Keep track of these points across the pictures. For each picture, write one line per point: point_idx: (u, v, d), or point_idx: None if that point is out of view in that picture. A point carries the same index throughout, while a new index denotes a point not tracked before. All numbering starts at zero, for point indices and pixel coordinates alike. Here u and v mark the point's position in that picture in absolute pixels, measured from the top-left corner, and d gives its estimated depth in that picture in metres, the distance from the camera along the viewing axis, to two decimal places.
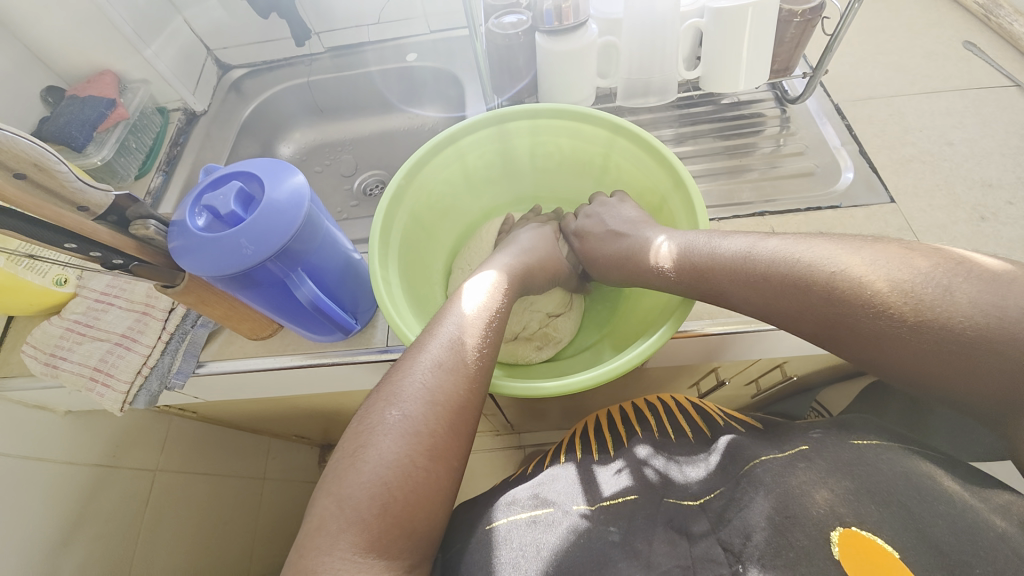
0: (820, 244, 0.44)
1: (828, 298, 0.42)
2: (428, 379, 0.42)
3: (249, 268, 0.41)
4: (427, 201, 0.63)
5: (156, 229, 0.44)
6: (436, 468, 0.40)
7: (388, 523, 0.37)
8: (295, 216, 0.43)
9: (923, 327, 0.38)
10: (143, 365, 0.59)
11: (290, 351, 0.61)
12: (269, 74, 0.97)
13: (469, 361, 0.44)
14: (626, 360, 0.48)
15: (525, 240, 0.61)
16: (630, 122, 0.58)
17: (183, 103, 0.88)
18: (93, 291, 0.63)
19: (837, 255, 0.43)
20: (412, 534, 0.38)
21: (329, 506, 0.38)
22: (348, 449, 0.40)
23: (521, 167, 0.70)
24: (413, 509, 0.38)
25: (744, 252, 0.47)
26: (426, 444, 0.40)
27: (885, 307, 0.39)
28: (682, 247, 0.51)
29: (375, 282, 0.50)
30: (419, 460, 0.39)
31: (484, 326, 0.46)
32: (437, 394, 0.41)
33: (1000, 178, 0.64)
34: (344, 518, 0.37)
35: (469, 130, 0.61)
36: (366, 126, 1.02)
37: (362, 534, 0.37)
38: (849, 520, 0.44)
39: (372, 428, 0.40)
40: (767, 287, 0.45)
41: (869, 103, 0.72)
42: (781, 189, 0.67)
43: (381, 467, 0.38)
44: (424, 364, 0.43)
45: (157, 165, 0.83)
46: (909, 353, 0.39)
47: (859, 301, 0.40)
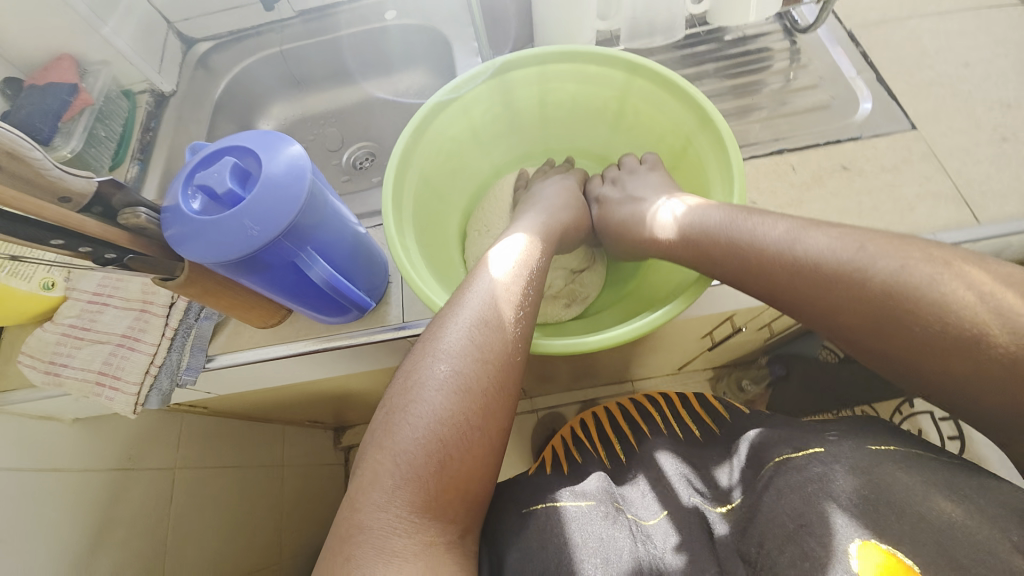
0: (905, 254, 0.39)
1: (869, 307, 0.38)
2: (474, 334, 0.40)
3: (257, 250, 0.38)
4: (437, 160, 0.59)
5: (148, 217, 0.40)
6: (490, 428, 0.38)
7: (443, 481, 0.37)
8: (299, 190, 0.40)
9: (977, 331, 0.35)
10: (150, 364, 0.56)
11: (302, 336, 0.58)
12: (237, 46, 0.89)
13: (514, 319, 0.42)
14: (657, 317, 0.47)
15: (551, 195, 0.58)
16: (648, 58, 0.54)
17: (149, 83, 0.82)
18: (85, 293, 0.59)
19: (898, 264, 0.38)
20: (466, 492, 0.37)
21: (381, 462, 0.37)
22: (396, 405, 0.39)
23: (529, 118, 0.65)
24: (466, 468, 0.37)
25: (784, 240, 0.43)
26: (478, 402, 0.38)
27: (942, 329, 0.36)
28: (703, 218, 0.48)
29: (393, 250, 0.47)
30: (472, 416, 0.38)
31: (525, 284, 0.44)
32: (487, 351, 0.40)
33: (1020, 96, 0.62)
34: (399, 475, 0.36)
35: (476, 79, 0.56)
36: (348, 96, 0.95)
37: (417, 492, 0.36)
38: (873, 533, 0.37)
39: (420, 384, 0.39)
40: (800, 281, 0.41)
41: (882, 27, 0.69)
42: (796, 125, 0.64)
43: (433, 423, 0.37)
44: (469, 320, 0.41)
45: (131, 154, 0.77)
46: (935, 354, 0.36)
47: (909, 322, 0.37)
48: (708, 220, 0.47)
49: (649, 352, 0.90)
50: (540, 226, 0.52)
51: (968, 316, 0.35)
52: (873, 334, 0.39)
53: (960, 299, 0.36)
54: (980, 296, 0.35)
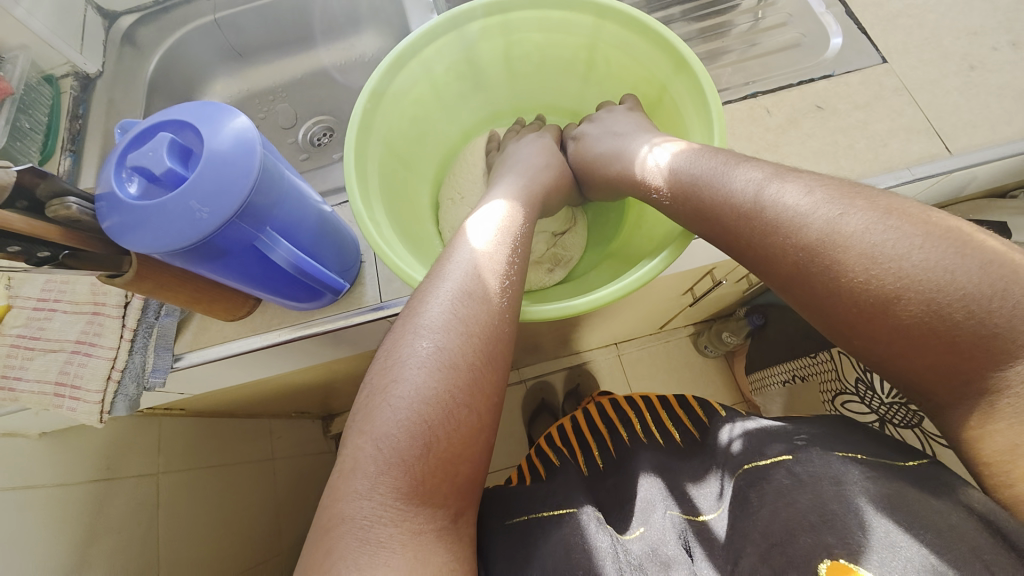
0: (876, 215, 0.36)
1: (819, 266, 0.36)
2: (457, 308, 0.39)
3: (209, 235, 0.35)
4: (400, 125, 0.56)
5: (81, 209, 0.36)
6: (477, 404, 0.37)
7: (431, 462, 0.35)
8: (249, 165, 0.36)
9: (925, 298, 0.33)
10: (112, 370, 0.52)
11: (274, 326, 0.55)
12: (165, 16, 0.81)
13: (498, 291, 0.40)
14: (646, 271, 0.45)
15: (525, 155, 0.56)
16: (615, 0, 0.51)
17: (71, 64, 0.74)
18: (29, 299, 0.54)
19: (863, 226, 0.35)
20: (456, 472, 0.36)
21: (364, 446, 0.35)
22: (378, 387, 0.37)
23: (495, 75, 0.62)
24: (455, 447, 0.36)
25: (745, 187, 0.41)
26: (463, 378, 0.37)
27: (888, 292, 0.34)
28: (681, 167, 0.45)
29: (360, 223, 0.45)
30: (459, 393, 0.36)
31: (508, 253, 0.42)
32: (472, 324, 0.38)
33: (984, 24, 0.61)
34: (383, 459, 0.35)
35: (435, 33, 0.52)
36: (297, 66, 0.89)
37: (403, 476, 0.34)
38: (837, 553, 0.39)
39: (402, 363, 0.37)
40: (756, 234, 0.39)
41: None
42: (768, 66, 0.62)
43: (418, 403, 0.36)
44: (451, 294, 0.39)
45: (61, 144, 0.70)
46: (858, 305, 0.35)
47: (855, 283, 0.35)
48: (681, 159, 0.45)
49: (632, 312, 0.91)
50: (517, 189, 0.50)
51: (904, 270, 0.33)
52: (818, 293, 0.37)
53: (901, 254, 0.34)
54: (920, 253, 0.33)
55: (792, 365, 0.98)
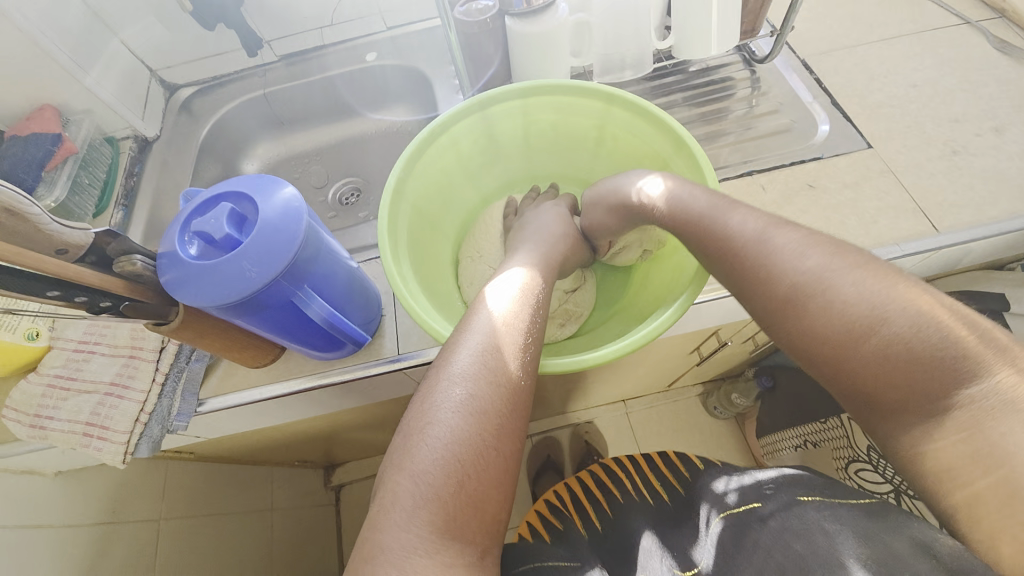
0: (846, 257, 0.40)
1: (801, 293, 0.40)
2: (487, 358, 0.41)
3: (255, 291, 0.39)
4: (427, 191, 0.61)
5: (144, 264, 0.41)
6: (503, 448, 0.39)
7: (462, 501, 0.37)
8: (295, 230, 0.41)
9: (887, 324, 0.37)
10: (140, 412, 0.55)
11: (296, 374, 0.58)
12: (220, 90, 0.91)
13: (523, 342, 0.43)
14: (658, 324, 0.48)
15: (543, 218, 0.61)
16: (624, 90, 0.57)
17: (133, 129, 0.83)
18: (70, 341, 0.58)
19: (837, 263, 0.40)
20: (485, 512, 0.37)
21: (400, 484, 0.37)
22: (413, 429, 0.39)
23: (514, 148, 0.68)
24: (484, 488, 0.38)
25: (743, 227, 0.44)
26: (492, 423, 0.39)
27: (859, 319, 0.37)
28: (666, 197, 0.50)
29: (390, 276, 0.49)
30: (488, 436, 0.38)
31: (531, 311, 0.46)
32: (500, 373, 0.41)
33: (964, 113, 0.66)
34: (419, 496, 0.36)
35: (462, 113, 0.59)
36: (332, 134, 0.98)
37: (437, 513, 0.36)
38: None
39: (436, 407, 0.39)
40: (744, 263, 0.43)
41: (833, 55, 0.74)
42: (762, 147, 0.68)
43: (451, 444, 0.38)
44: (479, 345, 0.42)
45: (115, 200, 0.77)
46: (832, 337, 0.38)
47: (831, 310, 0.38)
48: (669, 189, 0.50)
49: (638, 370, 0.92)
50: (530, 253, 0.54)
51: (873, 309, 0.37)
52: (797, 319, 0.40)
53: (872, 297, 0.38)
54: (887, 297, 0.37)
55: (804, 429, 0.99)
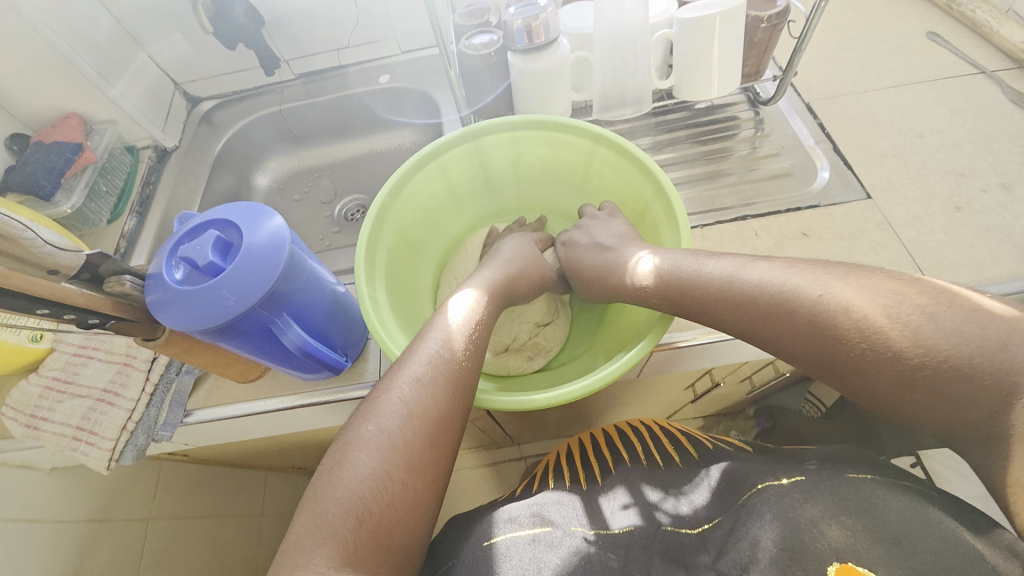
0: (813, 271, 0.42)
1: (812, 328, 0.40)
2: (405, 393, 0.42)
3: (231, 318, 0.40)
4: (413, 216, 0.61)
5: (133, 284, 0.42)
6: (412, 480, 0.39)
7: (364, 535, 0.37)
8: (277, 260, 0.42)
9: (899, 345, 0.36)
10: (128, 421, 0.57)
11: (279, 391, 0.60)
12: (239, 104, 0.95)
13: (447, 374, 0.43)
14: (613, 369, 0.48)
15: (508, 250, 0.59)
16: (610, 130, 0.57)
17: (153, 140, 0.86)
18: (71, 345, 0.61)
19: (809, 281, 0.41)
20: (388, 547, 0.37)
21: (306, 521, 0.37)
22: (326, 465, 0.40)
23: (504, 180, 0.68)
24: (390, 522, 0.38)
25: (715, 269, 0.47)
26: (403, 456, 0.39)
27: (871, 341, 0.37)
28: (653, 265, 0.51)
29: (362, 303, 0.49)
30: (397, 470, 0.39)
31: (464, 342, 0.46)
32: (418, 407, 0.41)
33: (973, 167, 0.64)
34: (320, 533, 0.36)
35: (453, 142, 0.59)
36: (342, 151, 1.00)
37: (337, 549, 0.36)
38: (847, 558, 0.40)
39: (350, 444, 0.40)
40: (745, 309, 0.44)
41: (839, 100, 0.73)
42: (760, 191, 0.68)
43: (357, 480, 0.38)
44: (401, 378, 0.43)
45: (130, 206, 0.80)
46: (882, 368, 0.37)
47: (843, 340, 0.38)
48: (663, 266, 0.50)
49: (629, 402, 0.91)
50: (509, 289, 0.54)
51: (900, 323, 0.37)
52: (827, 363, 0.40)
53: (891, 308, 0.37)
54: (908, 308, 0.37)
55: None
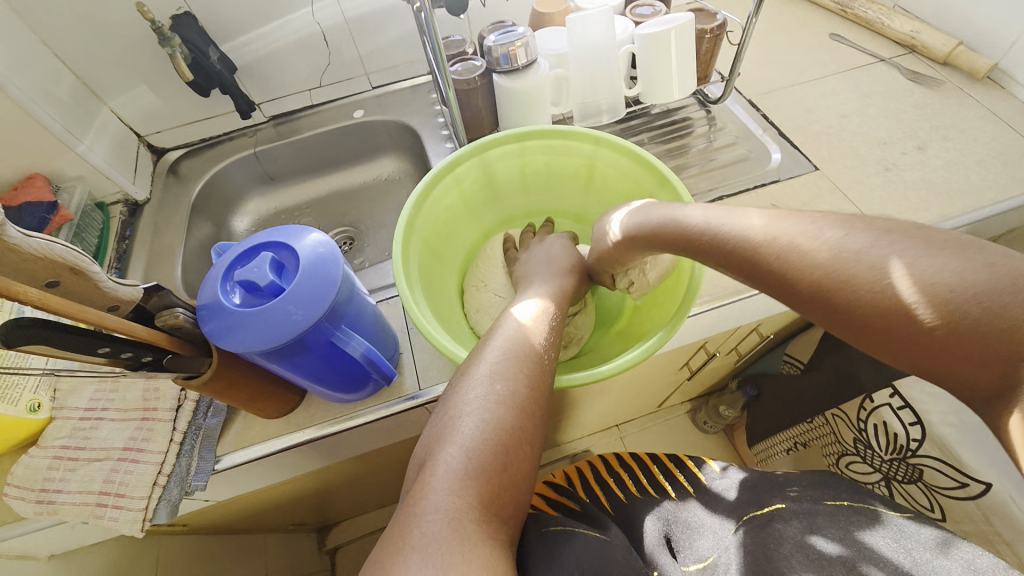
0: (815, 217, 0.39)
1: (784, 270, 0.39)
2: (522, 360, 0.44)
3: (302, 333, 0.41)
4: (435, 227, 0.64)
5: (185, 316, 0.42)
6: (535, 440, 0.41)
7: (499, 483, 0.38)
8: (333, 272, 0.43)
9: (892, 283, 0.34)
10: (158, 475, 0.54)
11: (316, 420, 0.58)
12: (209, 151, 0.94)
13: (550, 347, 0.47)
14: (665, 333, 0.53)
15: (551, 251, 0.64)
16: (611, 133, 0.62)
17: (124, 194, 0.83)
18: (76, 409, 0.56)
19: (801, 225, 0.39)
20: (515, 500, 0.39)
21: (440, 467, 0.37)
22: (450, 421, 0.40)
23: (513, 188, 0.72)
24: (518, 475, 0.39)
25: (700, 218, 0.46)
26: (528, 416, 0.41)
27: (851, 276, 0.35)
28: (645, 221, 0.51)
29: (408, 306, 0.51)
30: (525, 427, 0.41)
31: (551, 321, 0.50)
32: (533, 374, 0.43)
33: (891, 136, 0.77)
34: (459, 478, 0.37)
35: (463, 156, 0.63)
36: (321, 187, 1.01)
37: (478, 494, 0.36)
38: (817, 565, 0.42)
39: (475, 399, 0.41)
40: (724, 253, 0.43)
41: (773, 94, 0.85)
42: (727, 175, 0.77)
43: (492, 431, 0.39)
44: (512, 346, 0.45)
45: (108, 263, 0.77)
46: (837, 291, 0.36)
47: (821, 276, 0.37)
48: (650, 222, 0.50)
49: (633, 387, 0.96)
50: (542, 283, 0.57)
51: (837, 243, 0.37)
52: (798, 299, 0.38)
53: (826, 236, 0.38)
54: (842, 236, 0.37)
55: (793, 433, 1.09)
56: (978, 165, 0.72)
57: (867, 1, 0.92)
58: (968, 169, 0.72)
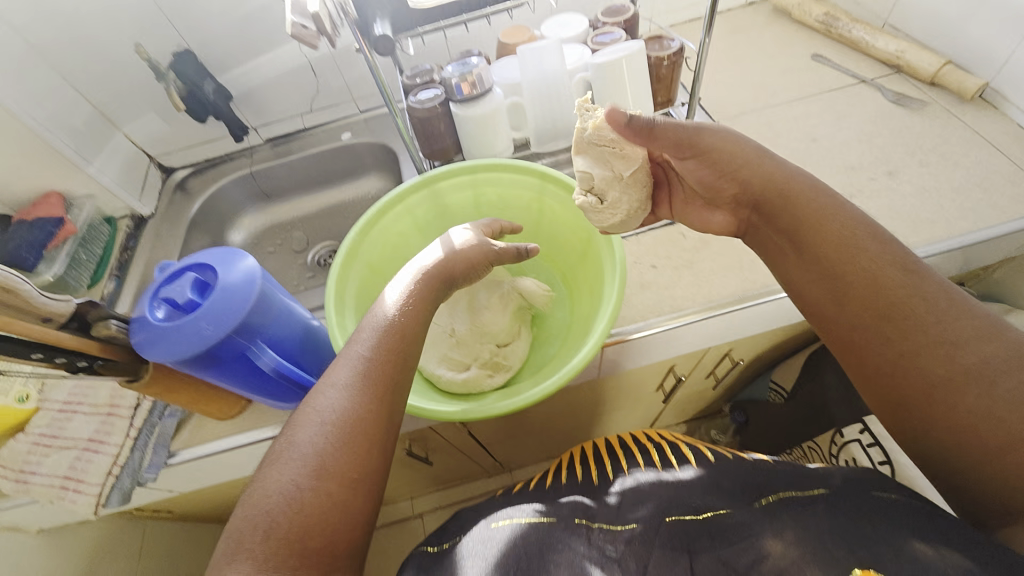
0: (976, 319, 0.45)
1: (918, 340, 0.46)
2: (341, 399, 0.43)
3: (211, 347, 0.45)
4: (384, 254, 0.66)
5: (118, 327, 0.47)
6: (353, 481, 0.41)
7: (302, 537, 0.38)
8: (249, 293, 0.47)
9: (993, 398, 0.43)
10: (113, 465, 0.60)
11: (261, 423, 0.62)
12: (212, 170, 1.02)
13: (380, 377, 0.45)
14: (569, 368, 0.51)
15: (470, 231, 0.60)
16: (554, 169, 0.62)
17: (130, 210, 0.92)
18: (56, 402, 0.63)
19: (965, 319, 0.45)
20: (328, 546, 0.39)
21: (247, 526, 0.38)
22: (266, 472, 0.41)
23: (468, 220, 0.71)
24: (325, 521, 0.39)
25: (880, 250, 0.49)
26: (342, 458, 0.41)
27: (969, 381, 0.44)
28: (834, 212, 0.51)
29: (332, 330, 0.54)
30: (335, 473, 0.41)
31: (387, 338, 0.47)
32: (352, 413, 0.43)
33: (861, 160, 0.74)
34: (261, 537, 0.38)
35: (411, 188, 0.65)
36: (311, 204, 1.07)
37: (276, 551, 0.37)
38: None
39: (290, 449, 0.41)
40: (877, 292, 0.48)
41: (743, 117, 0.84)
42: None
43: (298, 483, 0.40)
44: (337, 382, 0.44)
45: (109, 271, 0.85)
46: (944, 376, 0.45)
47: (941, 365, 0.45)
48: (818, 210, 0.52)
49: (603, 409, 0.95)
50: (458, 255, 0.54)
51: (980, 350, 0.44)
52: (907, 364, 0.46)
53: (974, 351, 0.44)
54: (999, 355, 0.44)
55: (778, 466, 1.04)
56: (953, 192, 0.68)
57: (852, 20, 0.89)
58: (942, 196, 0.68)
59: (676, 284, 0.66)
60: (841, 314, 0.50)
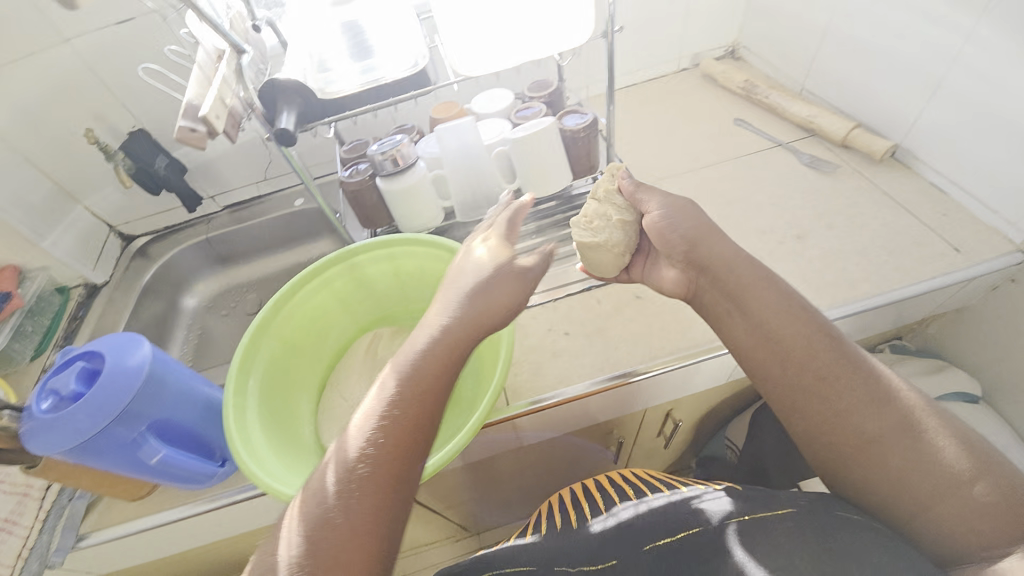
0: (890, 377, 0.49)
1: (848, 396, 0.48)
2: (365, 439, 0.43)
3: (88, 437, 0.46)
4: (301, 328, 0.67)
5: (8, 417, 0.50)
6: (373, 524, 0.41)
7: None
8: (133, 382, 0.49)
9: (923, 446, 0.45)
10: (23, 548, 0.59)
11: (169, 503, 0.62)
12: (170, 237, 1.07)
13: (393, 419, 0.44)
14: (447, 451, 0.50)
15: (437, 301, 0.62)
16: (461, 244, 0.64)
17: (84, 279, 0.95)
18: None
19: (882, 376, 0.49)
20: None
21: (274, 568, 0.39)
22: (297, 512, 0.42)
23: (388, 290, 0.73)
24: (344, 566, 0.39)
25: (805, 314, 0.51)
26: (363, 497, 0.41)
27: (897, 434, 0.46)
28: (762, 274, 0.53)
29: (227, 411, 0.54)
30: (357, 514, 0.41)
31: (396, 379, 0.46)
32: (376, 452, 0.43)
33: (773, 224, 0.76)
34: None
35: (329, 263, 0.68)
36: (267, 267, 1.11)
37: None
38: None
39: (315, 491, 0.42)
40: (812, 351, 0.49)
41: (666, 181, 0.87)
42: None
43: (321, 526, 0.40)
44: (362, 423, 0.45)
45: (55, 342, 0.87)
46: (874, 430, 0.46)
47: (868, 419, 0.47)
48: (748, 273, 0.53)
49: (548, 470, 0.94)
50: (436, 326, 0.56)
51: (899, 405, 0.47)
52: (840, 421, 0.47)
53: (895, 405, 0.47)
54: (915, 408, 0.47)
55: None
56: (859, 255, 0.70)
57: (771, 87, 0.94)
58: (848, 259, 0.70)
59: (586, 351, 0.67)
60: (780, 371, 0.50)
